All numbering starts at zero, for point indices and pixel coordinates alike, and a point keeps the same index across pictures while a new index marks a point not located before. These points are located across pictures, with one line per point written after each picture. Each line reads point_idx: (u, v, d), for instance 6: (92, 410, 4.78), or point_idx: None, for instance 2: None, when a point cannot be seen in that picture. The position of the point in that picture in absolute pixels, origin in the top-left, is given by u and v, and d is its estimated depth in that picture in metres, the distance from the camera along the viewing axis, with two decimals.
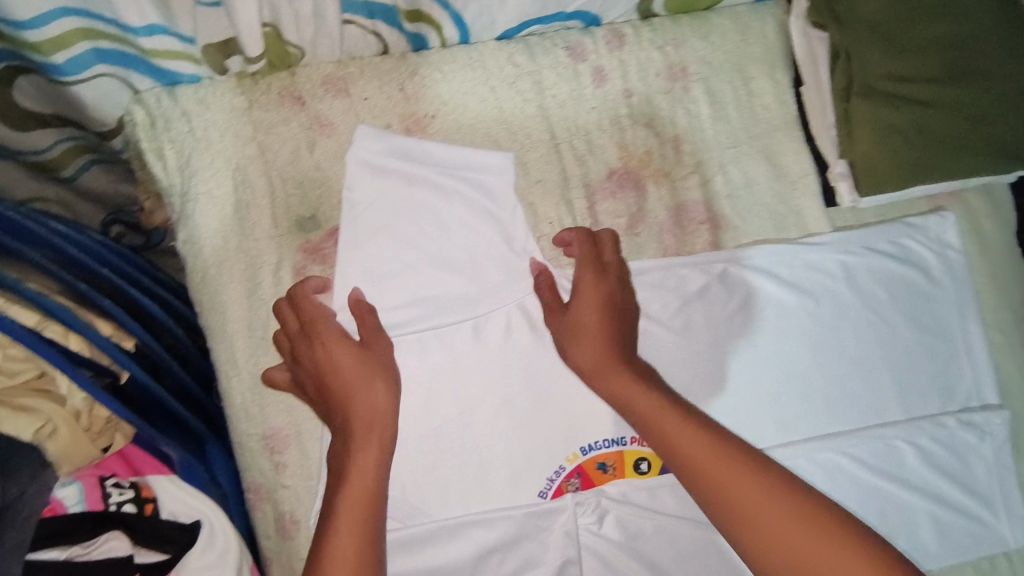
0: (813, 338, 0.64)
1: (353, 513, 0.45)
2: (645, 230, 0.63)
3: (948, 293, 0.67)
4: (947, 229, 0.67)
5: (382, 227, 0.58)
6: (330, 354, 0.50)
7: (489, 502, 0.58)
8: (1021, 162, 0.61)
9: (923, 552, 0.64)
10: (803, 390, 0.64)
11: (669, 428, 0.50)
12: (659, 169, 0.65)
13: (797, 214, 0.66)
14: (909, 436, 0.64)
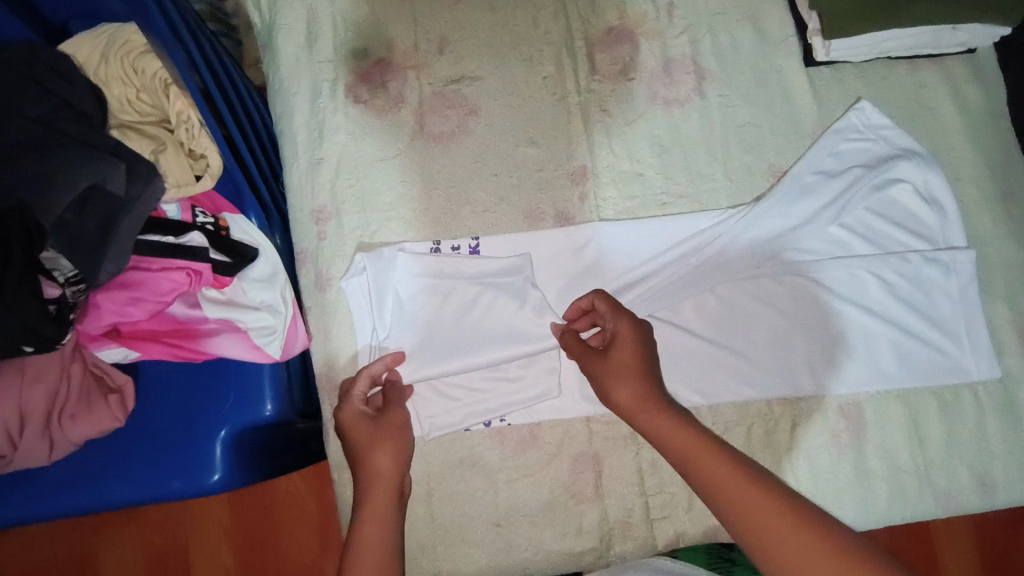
0: (772, 219, 0.71)
1: (375, 515, 0.57)
2: (637, 76, 0.75)
3: (916, 150, 0.72)
4: (872, 114, 0.73)
5: (421, 344, 0.68)
6: (387, 434, 0.61)
7: (487, 289, 0.69)
8: (982, 14, 0.68)
9: (882, 377, 0.69)
10: (768, 243, 0.71)
11: (703, 465, 0.53)
12: (652, 29, 0.76)
13: (778, 70, 0.75)
14: (873, 268, 0.70)
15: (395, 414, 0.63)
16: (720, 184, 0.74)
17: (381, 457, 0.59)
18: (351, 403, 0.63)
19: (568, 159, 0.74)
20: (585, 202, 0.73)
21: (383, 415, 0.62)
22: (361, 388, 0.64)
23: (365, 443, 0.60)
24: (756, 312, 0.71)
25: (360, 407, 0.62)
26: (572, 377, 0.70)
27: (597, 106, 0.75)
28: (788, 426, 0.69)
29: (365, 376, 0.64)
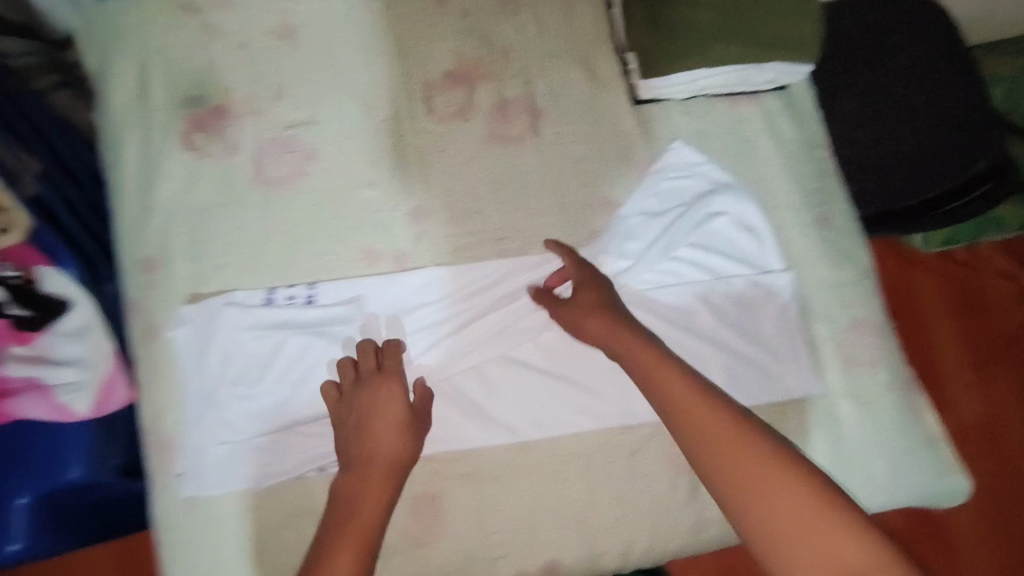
0: (601, 255, 0.75)
1: (374, 492, 0.61)
2: (474, 117, 0.77)
3: (733, 184, 0.78)
4: (688, 152, 0.78)
5: (252, 403, 0.69)
6: (382, 396, 0.65)
7: (319, 344, 0.71)
8: (777, 52, 0.74)
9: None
10: (600, 276, 0.74)
11: (680, 402, 0.59)
12: (488, 71, 0.78)
13: (609, 108, 0.78)
14: (701, 294, 0.74)
15: (390, 380, 0.66)
16: (556, 219, 0.76)
17: (382, 417, 0.64)
18: (343, 376, 0.67)
19: (405, 199, 0.75)
20: (421, 240, 0.74)
21: (374, 379, 0.66)
22: (369, 362, 0.68)
23: (358, 404, 0.65)
24: None
25: (355, 379, 0.67)
26: None
27: (435, 146, 0.76)
28: (625, 452, 0.71)
29: (367, 349, 0.68)
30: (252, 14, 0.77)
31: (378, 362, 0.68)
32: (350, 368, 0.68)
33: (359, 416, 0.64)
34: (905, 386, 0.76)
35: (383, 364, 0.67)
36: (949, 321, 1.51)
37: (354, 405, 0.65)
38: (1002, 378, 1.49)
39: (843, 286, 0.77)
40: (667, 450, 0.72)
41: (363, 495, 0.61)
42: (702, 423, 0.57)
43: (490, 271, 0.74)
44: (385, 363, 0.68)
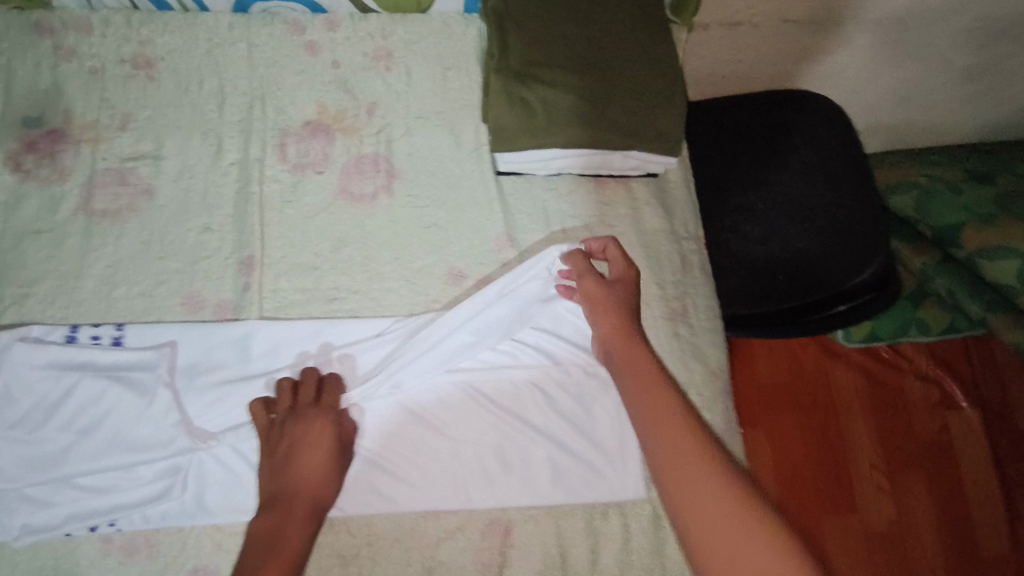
0: (438, 327, 0.70)
1: (304, 518, 0.59)
2: (329, 169, 0.75)
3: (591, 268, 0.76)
4: (547, 229, 0.76)
5: (30, 448, 0.64)
6: (310, 434, 0.63)
7: (115, 391, 0.66)
8: (638, 141, 0.73)
9: (526, 494, 0.68)
10: (429, 351, 0.70)
11: (632, 371, 0.61)
12: (350, 125, 0.77)
13: (471, 176, 0.77)
14: (538, 382, 0.71)
15: (320, 417, 0.65)
16: (398, 286, 0.73)
17: (309, 455, 0.62)
18: (280, 402, 0.66)
19: (239, 246, 0.71)
20: (248, 291, 0.70)
21: (307, 413, 0.65)
22: (307, 393, 0.66)
23: (292, 437, 0.63)
24: (416, 421, 0.70)
25: (290, 407, 0.65)
26: (196, 482, 0.66)
27: (281, 195, 0.73)
28: (431, 540, 0.67)
29: (307, 383, 0.67)
30: (109, 39, 0.74)
31: (317, 395, 0.67)
32: (289, 397, 0.66)
33: (292, 450, 0.62)
34: None
35: (325, 399, 0.67)
36: (865, 419, 1.48)
37: (287, 436, 0.63)
38: (913, 485, 1.45)
39: (686, 384, 0.75)
40: (476, 544, 0.67)
41: (293, 514, 0.58)
42: (645, 384, 0.60)
43: (314, 333, 0.70)
44: (323, 399, 0.67)
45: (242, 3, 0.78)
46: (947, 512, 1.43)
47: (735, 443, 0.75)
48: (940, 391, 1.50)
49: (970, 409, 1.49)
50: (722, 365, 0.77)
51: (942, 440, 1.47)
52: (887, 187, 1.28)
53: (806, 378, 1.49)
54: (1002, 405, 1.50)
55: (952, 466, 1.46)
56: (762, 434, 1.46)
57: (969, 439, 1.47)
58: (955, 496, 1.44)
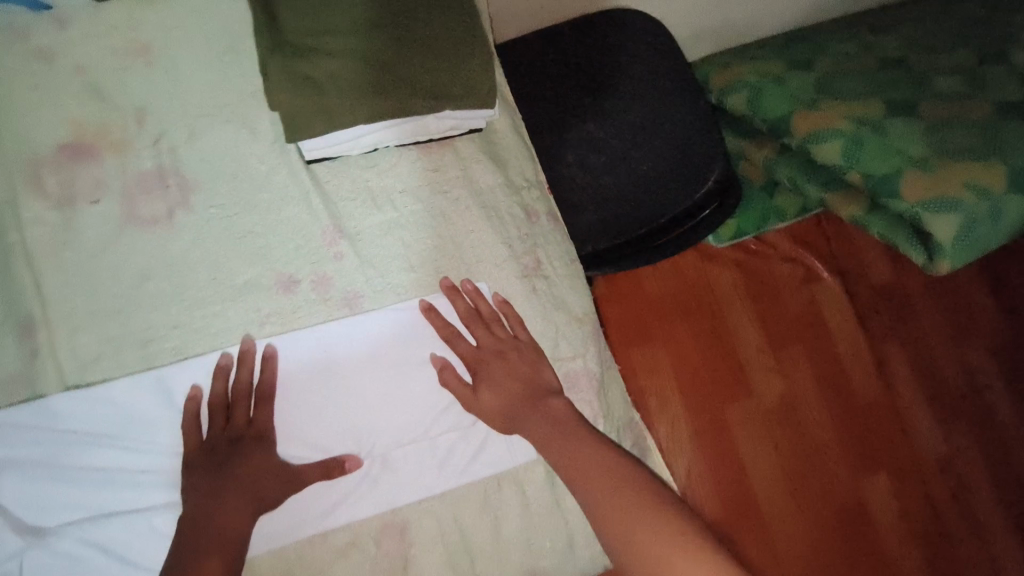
0: (310, 346, 0.66)
1: (230, 540, 0.58)
2: (106, 197, 0.64)
3: (432, 244, 0.71)
4: (382, 212, 0.70)
5: None
6: (248, 453, 0.62)
7: None
8: (447, 99, 0.67)
9: (415, 487, 0.67)
10: (307, 371, 0.66)
11: (565, 446, 0.61)
12: (118, 140, 0.65)
13: (281, 171, 0.69)
14: (399, 376, 0.68)
15: (261, 439, 0.63)
16: (223, 307, 0.65)
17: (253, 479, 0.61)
18: (214, 418, 0.63)
19: (13, 309, 0.61)
20: (37, 358, 0.61)
21: (244, 436, 0.63)
22: (240, 409, 0.63)
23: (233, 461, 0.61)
24: (319, 441, 0.65)
25: (222, 427, 0.63)
26: None
27: (52, 239, 0.62)
28: (315, 568, 0.64)
29: (241, 393, 0.63)
30: None
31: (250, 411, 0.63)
32: (222, 413, 0.63)
33: (234, 473, 0.61)
34: (625, 429, 0.76)
35: (257, 414, 0.63)
36: (744, 310, 1.57)
37: (226, 461, 0.61)
38: (796, 361, 1.57)
39: (555, 337, 0.73)
40: (370, 552, 0.65)
41: (215, 541, 0.58)
42: (591, 468, 0.58)
43: (127, 388, 0.62)
44: (256, 414, 0.63)
45: None
46: (828, 375, 1.57)
47: (612, 377, 0.76)
48: (806, 268, 1.61)
49: (830, 278, 1.61)
50: (586, 311, 0.76)
51: (813, 314, 1.59)
52: (722, 90, 1.32)
53: (687, 286, 1.55)
54: (857, 267, 1.62)
55: (825, 333, 1.59)
56: (659, 350, 1.52)
57: (834, 304, 1.60)
58: (833, 360, 1.58)
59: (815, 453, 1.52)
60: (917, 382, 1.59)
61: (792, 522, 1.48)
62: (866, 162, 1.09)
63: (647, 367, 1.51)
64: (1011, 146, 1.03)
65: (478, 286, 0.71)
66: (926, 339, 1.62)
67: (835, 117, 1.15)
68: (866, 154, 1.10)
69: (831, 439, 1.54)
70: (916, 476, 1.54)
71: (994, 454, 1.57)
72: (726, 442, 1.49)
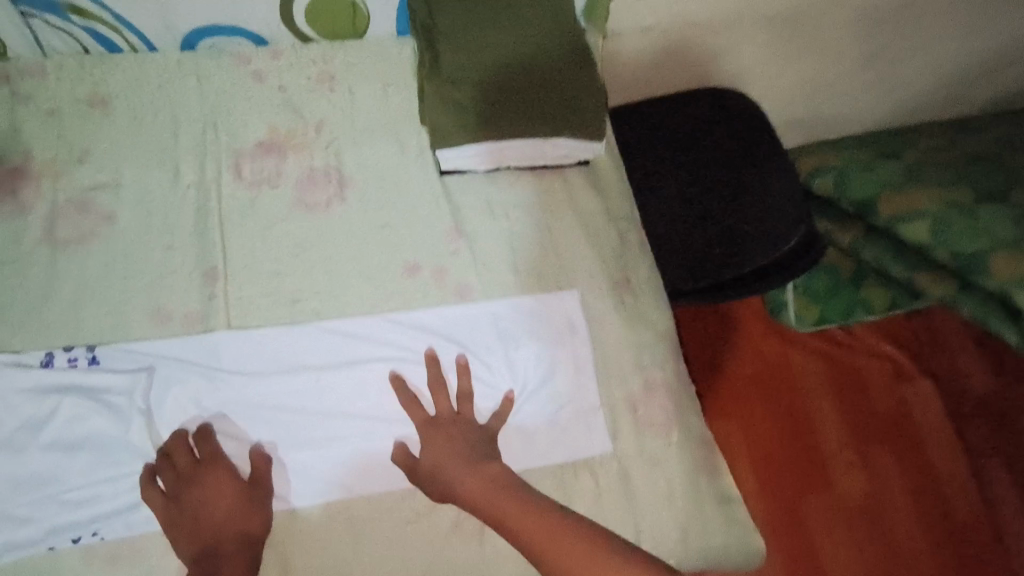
0: (381, 324, 0.76)
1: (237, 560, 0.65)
2: (284, 184, 0.80)
3: (535, 251, 0.82)
4: (497, 220, 0.82)
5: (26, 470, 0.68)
6: (213, 488, 0.68)
7: (95, 409, 0.69)
8: (562, 127, 0.80)
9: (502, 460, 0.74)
10: (371, 347, 0.75)
11: (529, 532, 0.61)
12: (300, 143, 0.82)
13: (420, 179, 0.83)
14: (497, 359, 0.76)
15: (212, 471, 0.69)
16: (358, 282, 0.78)
17: (217, 506, 0.68)
18: (162, 475, 0.68)
19: (201, 259, 0.75)
20: (213, 300, 0.74)
21: (196, 473, 0.69)
22: (183, 457, 0.69)
23: (194, 500, 0.68)
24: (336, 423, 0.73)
25: (176, 475, 0.69)
26: None
27: (239, 210, 0.78)
28: (402, 520, 0.71)
29: (178, 445, 0.69)
30: (64, 82, 0.79)
31: (195, 452, 0.70)
32: (167, 467, 0.69)
33: (210, 500, 0.68)
34: (700, 445, 0.78)
35: (202, 453, 0.70)
36: (828, 399, 1.52)
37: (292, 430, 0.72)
38: (883, 460, 1.48)
39: (638, 347, 0.80)
40: (454, 514, 0.71)
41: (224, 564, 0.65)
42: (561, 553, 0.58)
43: (278, 337, 0.74)
44: (204, 451, 0.70)
45: (189, 41, 0.84)
46: (920, 480, 1.47)
47: (689, 395, 0.81)
48: (895, 365, 1.55)
49: (922, 379, 1.54)
50: (668, 328, 0.82)
51: (902, 414, 1.52)
52: (811, 172, 1.38)
53: (768, 367, 1.54)
54: (952, 370, 1.56)
55: (917, 435, 1.50)
56: (735, 428, 1.49)
57: (925, 406, 1.52)
58: (925, 465, 1.48)
59: (905, 564, 1.40)
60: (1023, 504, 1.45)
61: None
62: (953, 243, 1.12)
63: (723, 445, 1.47)
64: None
65: (569, 295, 0.80)
66: None
67: (922, 202, 1.19)
68: (952, 237, 1.12)
69: (922, 551, 1.41)
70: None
71: None
72: (803, 536, 1.41)
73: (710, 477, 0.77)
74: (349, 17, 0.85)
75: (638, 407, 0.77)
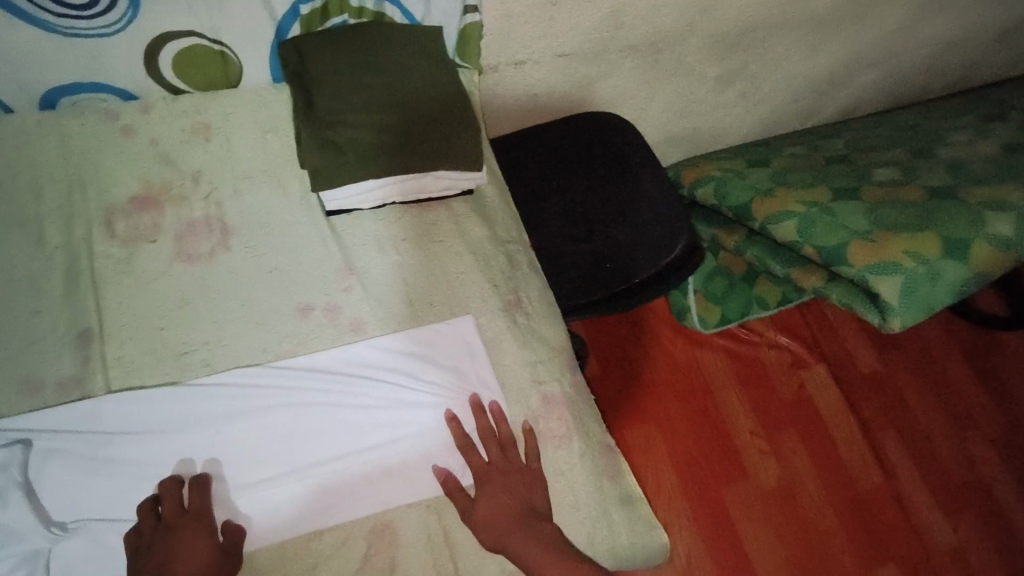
0: (289, 366, 0.76)
1: None
2: (162, 237, 0.78)
3: (427, 281, 0.84)
4: (387, 254, 0.84)
5: None
6: (185, 547, 0.66)
7: None
8: (442, 161, 0.83)
9: (408, 491, 0.74)
10: (278, 390, 0.75)
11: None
12: (177, 195, 0.81)
13: (308, 221, 0.83)
14: (397, 391, 0.77)
15: (193, 523, 0.68)
16: (248, 329, 0.77)
17: (188, 560, 0.66)
18: (145, 521, 0.67)
19: (75, 321, 0.72)
20: (89, 363, 0.72)
21: (177, 523, 0.67)
22: (175, 503, 0.68)
23: (165, 551, 0.66)
24: (246, 471, 0.72)
25: (161, 523, 0.68)
26: (62, 563, 0.66)
27: (115, 269, 0.76)
28: (308, 566, 0.70)
29: (172, 489, 0.69)
30: None
31: (181, 504, 0.69)
32: (152, 513, 0.68)
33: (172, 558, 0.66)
34: (603, 450, 0.82)
35: (191, 503, 0.69)
36: (736, 393, 1.60)
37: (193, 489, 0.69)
38: (791, 444, 1.56)
39: (535, 363, 0.83)
40: (364, 548, 0.71)
41: None
42: None
43: (166, 393, 0.72)
44: (191, 505, 0.69)
45: (49, 100, 0.82)
46: (826, 460, 1.55)
47: (588, 403, 0.85)
48: (794, 355, 1.65)
49: (817, 365, 1.65)
50: (563, 342, 0.86)
51: (803, 399, 1.61)
52: (692, 184, 1.49)
53: (678, 371, 1.61)
54: (843, 355, 1.67)
55: (818, 417, 1.59)
56: (653, 430, 1.55)
57: (823, 390, 1.62)
58: (829, 445, 1.57)
59: (819, 539, 1.48)
60: (918, 472, 1.56)
61: None
62: (817, 238, 1.22)
63: (641, 446, 1.53)
64: (942, 222, 1.16)
65: (466, 320, 0.82)
66: (921, 427, 1.60)
67: (789, 202, 1.30)
68: (817, 231, 1.23)
69: (834, 525, 1.49)
70: (928, 570, 1.46)
71: (1005, 548, 1.50)
72: (724, 524, 1.48)
73: (615, 480, 0.81)
74: (219, 68, 0.85)
75: (539, 421, 0.80)
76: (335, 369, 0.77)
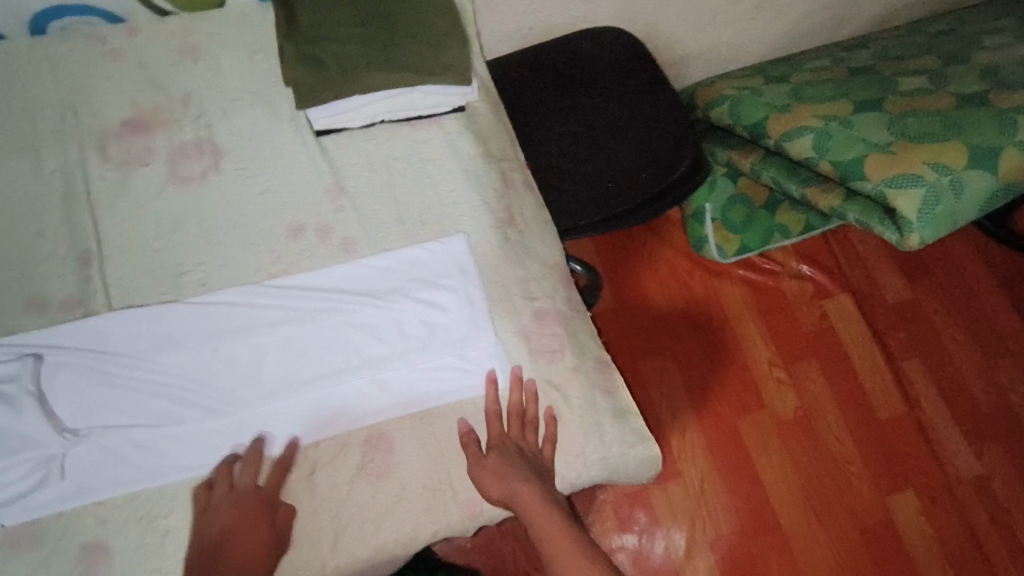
0: (283, 286, 0.78)
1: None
2: (155, 160, 0.79)
3: (417, 199, 0.83)
4: (375, 173, 0.83)
5: None
6: (250, 521, 0.68)
7: None
8: (430, 74, 0.81)
9: (398, 405, 0.75)
10: (274, 308, 0.77)
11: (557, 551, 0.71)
12: (167, 118, 0.81)
13: (298, 140, 0.82)
14: (386, 309, 0.78)
15: (260, 500, 0.70)
16: (242, 249, 0.78)
17: (249, 530, 0.68)
18: (217, 484, 0.70)
19: (75, 244, 0.76)
20: (90, 284, 0.75)
21: (247, 494, 0.70)
22: (250, 476, 0.71)
23: (230, 522, 0.68)
24: (244, 388, 0.75)
25: (225, 494, 0.70)
26: (74, 465, 0.71)
27: (111, 193, 0.77)
28: (306, 471, 0.72)
29: (253, 462, 0.71)
30: None
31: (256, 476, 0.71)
32: (225, 478, 0.71)
33: (233, 533, 0.68)
34: (598, 366, 0.82)
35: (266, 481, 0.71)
36: (755, 324, 1.55)
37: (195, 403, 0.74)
38: (811, 374, 1.51)
39: (528, 280, 0.82)
40: (359, 458, 0.73)
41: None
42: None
43: (163, 310, 0.75)
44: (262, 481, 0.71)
45: (38, 25, 0.82)
46: (846, 389, 1.49)
47: (583, 320, 0.84)
48: (816, 284, 1.58)
49: (841, 294, 1.57)
50: (557, 260, 0.86)
51: (825, 329, 1.55)
52: (706, 105, 1.42)
53: (694, 301, 1.57)
54: (867, 283, 1.59)
55: (840, 347, 1.53)
56: (669, 362, 1.52)
57: (847, 319, 1.55)
58: (852, 375, 1.50)
59: (838, 467, 1.43)
60: (945, 402, 1.49)
61: (819, 539, 1.38)
62: (834, 153, 1.17)
63: (654, 377, 1.50)
64: (971, 129, 1.09)
65: (457, 240, 0.81)
66: (948, 355, 1.53)
67: (807, 117, 1.23)
68: (835, 145, 1.18)
69: (854, 455, 1.44)
70: (952, 498, 1.41)
71: None
72: (740, 454, 1.44)
73: (610, 394, 0.80)
74: None
75: (530, 337, 0.80)
76: (325, 288, 0.78)
